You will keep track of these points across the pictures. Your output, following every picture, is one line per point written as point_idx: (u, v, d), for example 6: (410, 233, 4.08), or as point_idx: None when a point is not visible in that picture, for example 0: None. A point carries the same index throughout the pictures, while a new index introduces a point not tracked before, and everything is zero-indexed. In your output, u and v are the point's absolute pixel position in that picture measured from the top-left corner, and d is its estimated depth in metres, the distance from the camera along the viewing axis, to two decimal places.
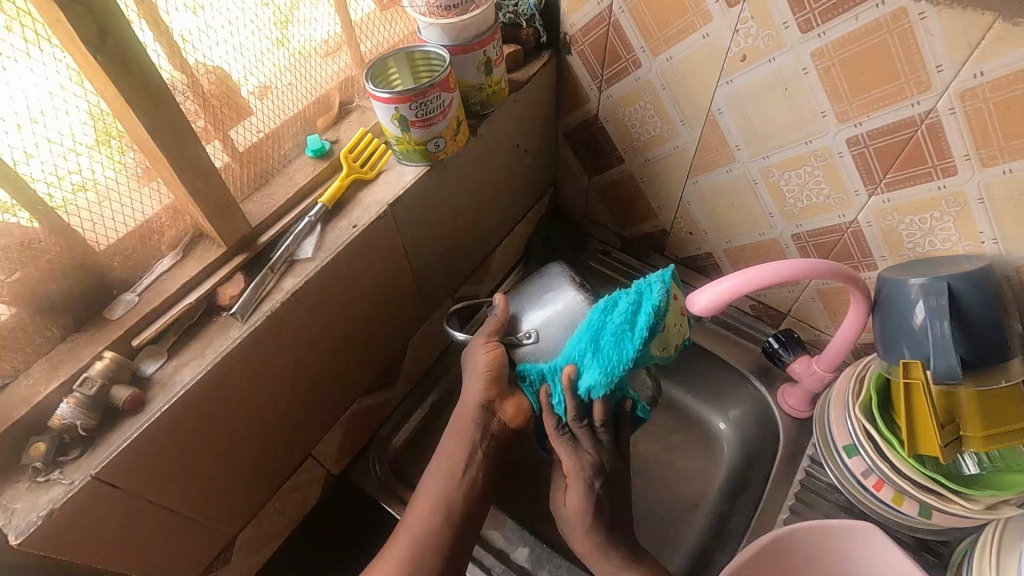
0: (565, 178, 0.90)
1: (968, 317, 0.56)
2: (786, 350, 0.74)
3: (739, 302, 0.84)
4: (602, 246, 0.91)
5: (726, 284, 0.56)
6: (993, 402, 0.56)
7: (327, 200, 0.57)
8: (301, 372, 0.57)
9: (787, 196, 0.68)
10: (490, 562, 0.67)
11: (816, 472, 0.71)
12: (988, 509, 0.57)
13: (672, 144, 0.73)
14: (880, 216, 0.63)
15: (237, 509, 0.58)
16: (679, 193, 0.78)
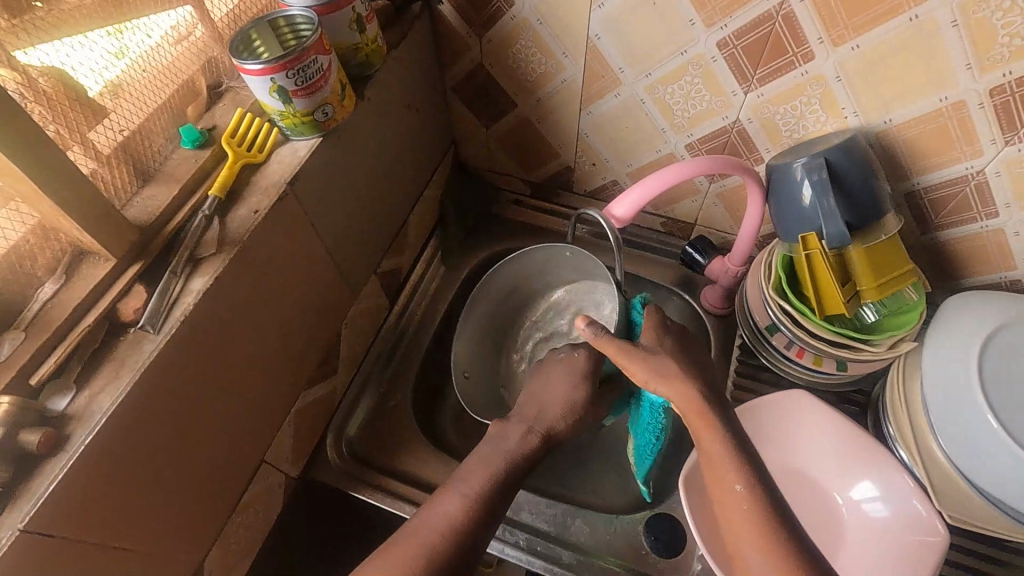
0: (464, 135, 0.90)
1: (847, 183, 0.60)
2: (702, 256, 0.79)
3: (650, 223, 0.88)
4: (513, 196, 0.95)
5: (631, 196, 0.59)
6: (878, 255, 0.61)
7: (217, 190, 0.54)
8: (232, 375, 0.56)
9: (674, 108, 0.71)
10: None
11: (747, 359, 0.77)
12: (891, 349, 0.64)
13: (559, 79, 0.74)
14: (758, 111, 0.67)
15: (199, 529, 0.56)
16: (576, 127, 0.79)
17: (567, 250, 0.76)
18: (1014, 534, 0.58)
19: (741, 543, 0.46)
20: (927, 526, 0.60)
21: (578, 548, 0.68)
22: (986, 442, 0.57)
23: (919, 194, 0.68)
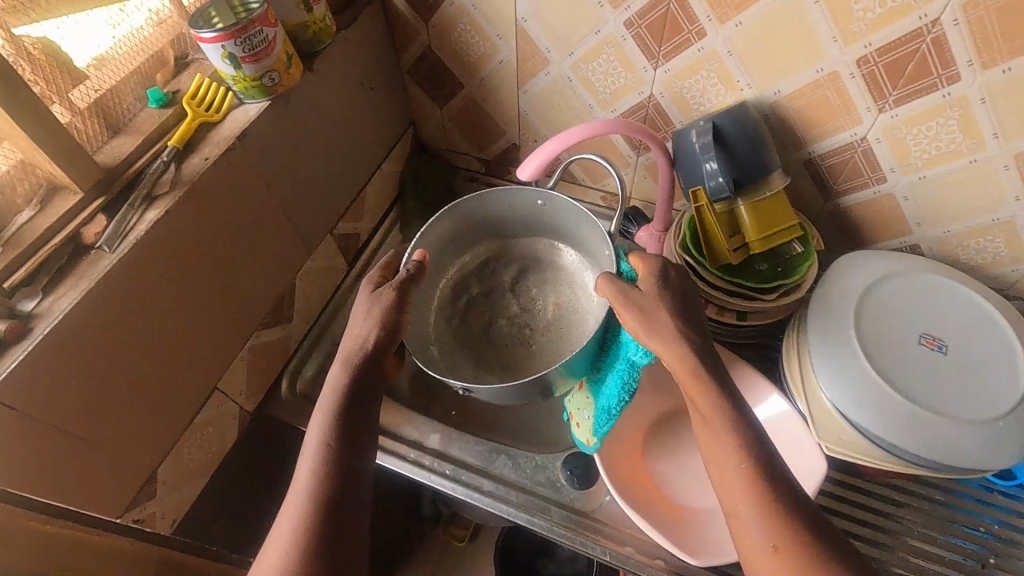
0: (422, 115, 0.98)
1: (731, 145, 0.67)
2: (632, 224, 0.86)
3: (592, 198, 0.96)
4: (469, 174, 1.04)
5: (544, 151, 0.68)
6: (762, 210, 0.68)
7: (175, 140, 0.62)
8: (185, 303, 0.64)
9: (597, 84, 0.79)
10: (402, 448, 0.78)
11: None
12: (780, 299, 0.70)
13: (497, 60, 0.83)
14: (668, 86, 0.75)
15: (153, 438, 0.65)
16: (516, 105, 0.87)
17: (540, 199, 0.78)
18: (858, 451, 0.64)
19: (737, 503, 0.51)
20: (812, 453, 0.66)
21: (500, 482, 0.75)
22: (848, 363, 0.64)
23: (816, 161, 0.75)
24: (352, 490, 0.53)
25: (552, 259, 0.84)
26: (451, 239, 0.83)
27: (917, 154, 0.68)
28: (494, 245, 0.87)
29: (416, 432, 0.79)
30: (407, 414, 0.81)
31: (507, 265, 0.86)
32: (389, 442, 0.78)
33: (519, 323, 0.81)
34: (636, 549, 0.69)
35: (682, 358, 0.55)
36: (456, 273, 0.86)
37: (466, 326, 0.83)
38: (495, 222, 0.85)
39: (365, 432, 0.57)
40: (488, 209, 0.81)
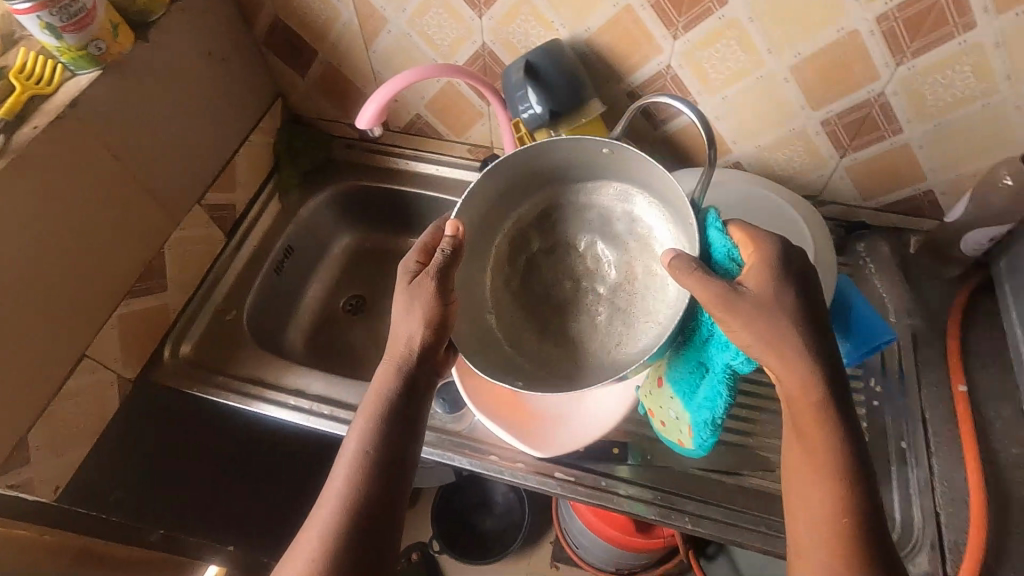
0: (288, 86, 1.01)
1: (545, 79, 0.73)
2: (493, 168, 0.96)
3: (460, 150, 1.03)
4: (346, 142, 1.09)
5: (375, 97, 0.75)
6: (579, 134, 0.76)
7: (4, 112, 0.64)
8: (32, 270, 0.67)
9: (434, 38, 0.84)
10: (283, 397, 0.85)
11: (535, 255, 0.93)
12: None
13: (340, 23, 0.87)
14: (495, 34, 0.81)
15: (16, 402, 0.67)
16: (369, 66, 0.92)
17: (606, 147, 0.63)
18: None
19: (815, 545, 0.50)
20: None
21: None
22: None
23: (636, 92, 0.82)
24: (398, 472, 0.55)
25: (619, 213, 0.68)
26: (502, 192, 0.70)
27: (716, 77, 0.76)
28: (546, 195, 0.72)
29: (296, 382, 0.86)
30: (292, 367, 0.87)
31: (568, 220, 0.72)
32: (272, 392, 0.85)
33: (585, 287, 0.69)
34: (499, 457, 0.76)
35: (807, 385, 0.51)
36: (512, 227, 0.73)
37: (529, 287, 0.72)
38: (551, 167, 0.69)
39: (411, 426, 0.57)
40: (553, 156, 0.66)
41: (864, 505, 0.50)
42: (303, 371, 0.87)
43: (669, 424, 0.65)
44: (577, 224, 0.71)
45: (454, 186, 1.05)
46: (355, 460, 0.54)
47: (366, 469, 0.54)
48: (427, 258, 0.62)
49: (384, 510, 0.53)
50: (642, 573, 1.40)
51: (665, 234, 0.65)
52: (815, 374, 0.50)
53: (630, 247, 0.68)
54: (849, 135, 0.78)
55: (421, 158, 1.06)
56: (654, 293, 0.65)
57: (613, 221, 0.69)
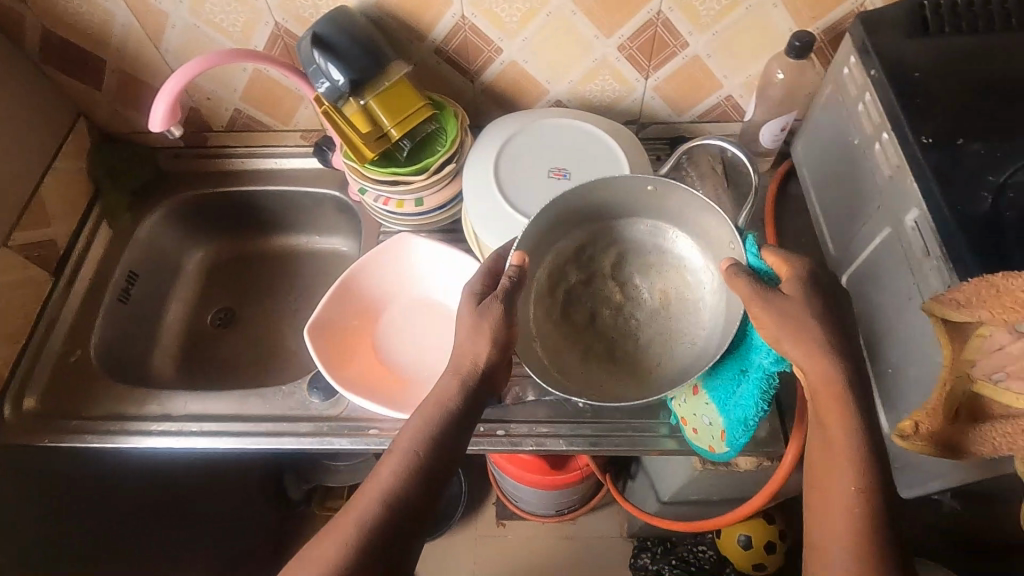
0: (88, 102, 0.93)
1: (335, 48, 0.71)
2: (329, 150, 0.93)
3: (294, 139, 1.00)
4: (173, 151, 1.03)
5: (161, 96, 0.71)
6: (386, 98, 0.75)
7: None
8: None
9: (223, 25, 0.81)
10: (151, 425, 0.81)
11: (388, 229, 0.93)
12: (437, 173, 0.79)
13: (119, 24, 0.82)
14: (283, 10, 0.79)
15: None
16: (166, 65, 0.87)
17: (652, 183, 0.65)
18: None
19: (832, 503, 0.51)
20: None
21: (250, 420, 0.80)
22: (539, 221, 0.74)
23: (443, 48, 0.83)
24: (438, 480, 0.55)
25: (650, 245, 0.70)
26: (549, 228, 0.68)
27: (509, 20, 0.78)
28: (590, 229, 0.70)
29: (161, 406, 0.82)
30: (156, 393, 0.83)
31: (605, 248, 0.70)
32: (137, 422, 0.81)
33: (626, 317, 0.68)
34: (379, 429, 0.77)
35: (820, 365, 0.53)
36: (549, 262, 0.69)
37: (568, 317, 0.68)
38: (599, 207, 0.69)
39: (459, 434, 0.57)
40: (598, 191, 0.66)
41: (868, 439, 0.51)
42: (166, 394, 0.83)
43: (702, 430, 0.69)
44: (609, 256, 0.70)
45: (298, 176, 1.02)
46: (405, 465, 0.54)
47: (411, 472, 0.54)
48: (493, 286, 0.64)
49: (416, 513, 0.53)
50: (579, 509, 1.47)
51: (705, 276, 0.67)
52: (821, 353, 0.53)
53: (638, 274, 0.70)
54: (646, 56, 0.82)
55: (257, 155, 1.02)
56: (670, 317, 0.67)
57: (648, 253, 0.70)
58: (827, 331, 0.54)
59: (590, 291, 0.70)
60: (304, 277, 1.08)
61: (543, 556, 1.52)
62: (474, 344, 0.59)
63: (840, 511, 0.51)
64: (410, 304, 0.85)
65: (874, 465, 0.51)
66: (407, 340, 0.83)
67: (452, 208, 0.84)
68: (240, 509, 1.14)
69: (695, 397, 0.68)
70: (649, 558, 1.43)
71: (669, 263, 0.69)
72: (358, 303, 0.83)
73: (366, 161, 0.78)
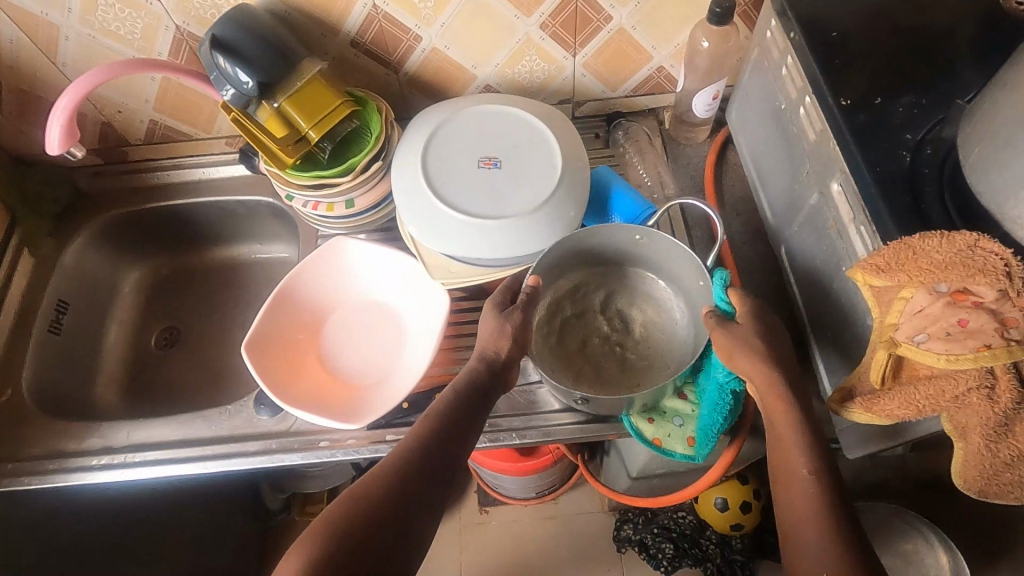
0: None
1: (236, 49, 0.68)
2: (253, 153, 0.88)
3: (219, 146, 0.96)
4: (90, 168, 0.97)
5: (56, 116, 0.67)
6: (300, 99, 0.72)
7: None
8: None
9: (120, 33, 0.76)
10: (94, 459, 0.78)
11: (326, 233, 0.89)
12: (363, 172, 0.76)
13: (7, 38, 0.76)
14: (182, 12, 0.74)
15: None
16: (68, 80, 0.82)
17: (640, 234, 0.72)
18: (479, 275, 0.74)
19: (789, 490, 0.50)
20: (440, 294, 0.78)
21: (196, 444, 0.78)
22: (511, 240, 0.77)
23: (359, 40, 0.79)
24: (438, 481, 0.52)
25: (637, 284, 0.78)
26: (552, 268, 0.74)
27: (423, 6, 0.75)
28: (585, 270, 0.78)
29: (102, 439, 0.79)
30: (99, 426, 0.80)
31: (597, 288, 0.78)
32: (80, 459, 0.78)
33: (614, 345, 0.74)
34: (330, 441, 0.75)
35: (762, 373, 0.55)
36: (548, 299, 0.76)
37: (562, 342, 0.74)
38: (589, 252, 0.76)
39: (463, 436, 0.56)
40: (595, 240, 0.73)
41: (810, 431, 0.52)
42: (109, 425, 0.80)
43: (665, 432, 0.71)
44: (600, 292, 0.78)
45: (229, 184, 0.98)
46: (406, 460, 0.52)
47: (413, 468, 0.52)
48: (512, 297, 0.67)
49: (418, 506, 0.50)
50: (559, 488, 1.48)
51: (680, 315, 0.75)
52: (762, 363, 0.55)
53: (626, 307, 0.77)
54: (570, 32, 0.80)
55: (182, 165, 0.97)
56: (654, 340, 0.75)
57: (636, 292, 0.78)
58: (764, 342, 0.57)
59: (585, 322, 0.76)
60: (249, 289, 1.05)
61: (528, 537, 1.53)
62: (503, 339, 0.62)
63: (789, 493, 0.50)
64: (354, 308, 0.83)
65: (816, 440, 0.51)
66: (355, 346, 0.81)
67: (387, 206, 0.81)
68: (217, 526, 1.12)
69: (681, 402, 0.72)
70: (631, 529, 1.46)
71: (654, 302, 0.77)
72: (300, 312, 0.81)
73: (287, 167, 0.74)
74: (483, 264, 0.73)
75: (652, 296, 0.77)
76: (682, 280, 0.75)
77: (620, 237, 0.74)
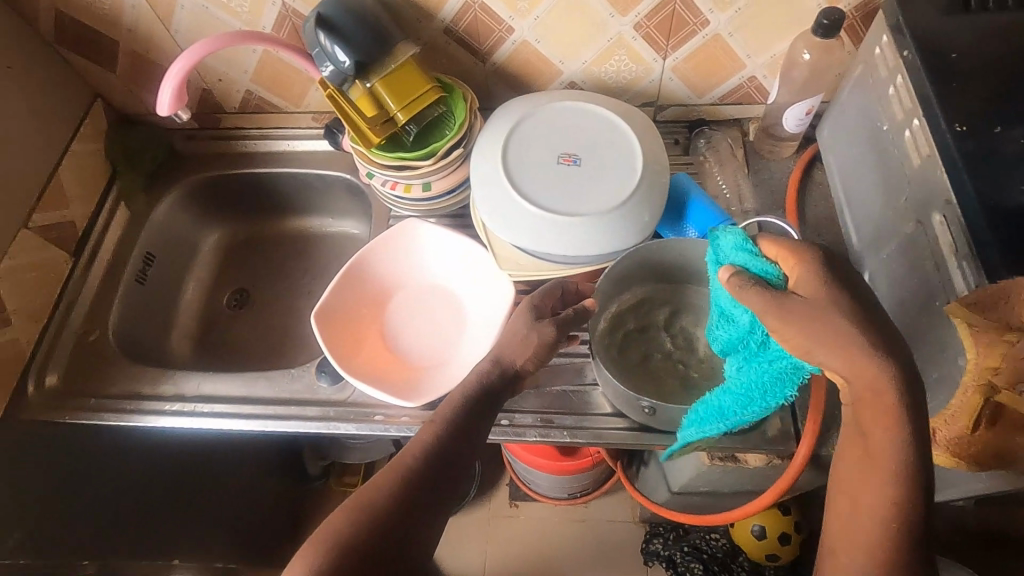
0: (102, 84, 0.94)
1: (339, 28, 0.70)
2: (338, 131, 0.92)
3: (306, 121, 0.99)
4: (186, 132, 1.03)
5: (170, 78, 0.71)
6: (393, 81, 0.74)
7: None
8: None
9: (230, 6, 0.80)
10: (163, 405, 0.83)
11: (398, 214, 0.91)
12: (444, 158, 0.77)
13: (129, 4, 0.82)
14: None
15: None
16: (176, 46, 0.87)
17: None
18: (549, 272, 0.74)
19: None
20: (505, 285, 0.79)
21: (259, 402, 0.81)
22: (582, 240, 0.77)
23: (452, 28, 0.80)
24: (453, 479, 0.50)
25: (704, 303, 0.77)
26: (620, 279, 0.74)
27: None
28: (652, 284, 0.78)
29: (173, 386, 0.84)
30: (171, 374, 0.85)
31: (661, 304, 0.77)
32: (151, 403, 0.83)
33: (676, 362, 0.74)
34: (384, 416, 0.77)
35: (872, 378, 0.45)
36: (613, 311, 0.76)
37: (625, 353, 0.74)
38: (659, 266, 0.76)
39: (479, 433, 0.54)
40: (666, 253, 0.73)
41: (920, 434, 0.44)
42: (179, 376, 0.85)
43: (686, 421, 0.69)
44: (665, 307, 0.77)
45: (310, 158, 1.01)
46: (410, 469, 0.49)
47: (417, 476, 0.49)
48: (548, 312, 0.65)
49: (424, 512, 0.47)
50: (592, 493, 1.47)
51: None
52: (877, 352, 0.44)
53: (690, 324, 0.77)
54: (663, 35, 0.78)
55: (269, 136, 1.02)
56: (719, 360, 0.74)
57: (702, 310, 0.77)
58: None
59: (649, 334, 0.76)
60: (318, 261, 1.09)
61: (555, 537, 1.53)
62: (525, 351, 0.60)
63: None
64: (420, 290, 0.85)
65: None
66: (414, 327, 0.83)
67: (461, 193, 0.82)
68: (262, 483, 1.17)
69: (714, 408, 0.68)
70: (661, 544, 1.43)
71: None
72: (366, 289, 0.83)
73: (372, 146, 0.76)
74: (554, 261, 0.73)
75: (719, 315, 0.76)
76: None
77: (693, 252, 0.73)
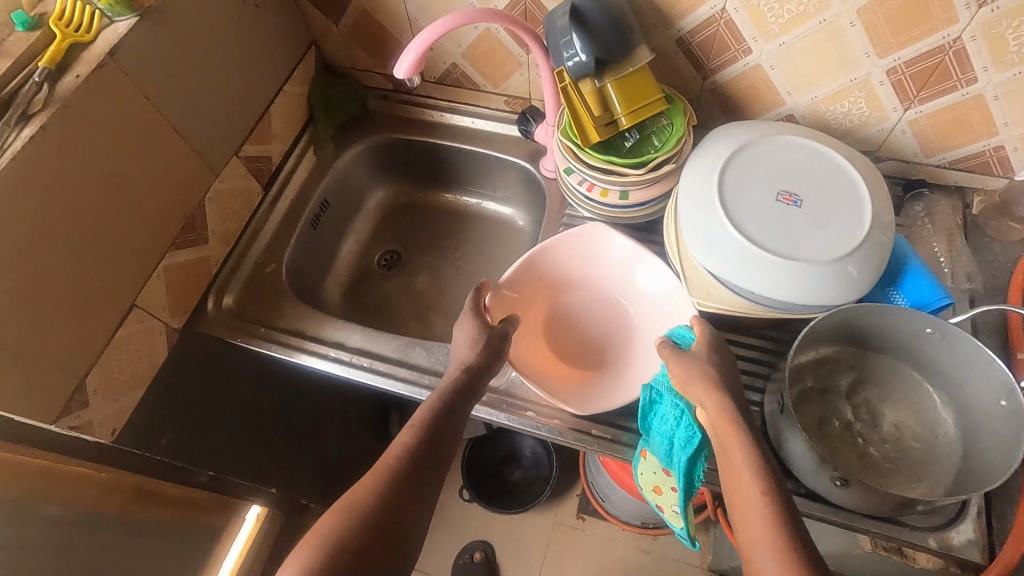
0: (320, 34, 0.99)
1: (592, 24, 0.69)
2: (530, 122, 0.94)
3: (497, 103, 1.00)
4: (379, 92, 1.06)
5: (417, 43, 0.72)
6: (626, 85, 0.73)
7: (45, 62, 0.65)
8: (87, 220, 0.68)
9: None
10: (324, 348, 0.86)
11: (574, 213, 0.90)
12: (653, 170, 0.75)
13: None
14: None
15: (79, 343, 0.69)
16: (404, 10, 0.89)
17: (933, 328, 0.65)
18: (743, 309, 0.70)
19: None
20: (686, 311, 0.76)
21: (414, 368, 0.83)
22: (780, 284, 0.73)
23: (687, 39, 0.78)
24: (433, 469, 0.56)
25: (898, 379, 0.72)
26: (815, 337, 0.70)
27: (773, 22, 0.72)
28: (845, 346, 0.73)
29: (334, 333, 0.87)
30: (333, 321, 0.88)
31: (848, 369, 0.73)
32: (313, 343, 0.86)
33: (856, 435, 0.69)
34: (536, 413, 0.76)
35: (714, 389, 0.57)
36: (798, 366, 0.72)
37: (803, 413, 0.71)
38: (861, 330, 0.70)
39: (456, 428, 0.61)
40: (876, 320, 0.68)
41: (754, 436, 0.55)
42: (341, 324, 0.88)
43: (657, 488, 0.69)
44: (853, 373, 0.73)
45: (491, 139, 1.02)
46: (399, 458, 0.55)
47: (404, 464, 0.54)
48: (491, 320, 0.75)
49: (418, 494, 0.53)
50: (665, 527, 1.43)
51: (944, 426, 0.69)
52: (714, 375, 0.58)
53: (875, 397, 0.72)
54: (917, 85, 0.72)
55: (456, 110, 1.03)
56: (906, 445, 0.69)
57: (894, 385, 0.72)
58: None
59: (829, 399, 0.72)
60: (471, 240, 1.10)
61: (615, 560, 1.50)
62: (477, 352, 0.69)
63: None
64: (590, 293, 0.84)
65: None
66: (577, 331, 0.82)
67: (653, 207, 0.80)
68: None
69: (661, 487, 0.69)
70: None
71: (913, 403, 0.71)
72: (538, 282, 0.83)
73: (587, 144, 0.75)
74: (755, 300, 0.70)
75: (913, 396, 0.71)
76: (960, 395, 0.68)
77: (907, 328, 0.68)
